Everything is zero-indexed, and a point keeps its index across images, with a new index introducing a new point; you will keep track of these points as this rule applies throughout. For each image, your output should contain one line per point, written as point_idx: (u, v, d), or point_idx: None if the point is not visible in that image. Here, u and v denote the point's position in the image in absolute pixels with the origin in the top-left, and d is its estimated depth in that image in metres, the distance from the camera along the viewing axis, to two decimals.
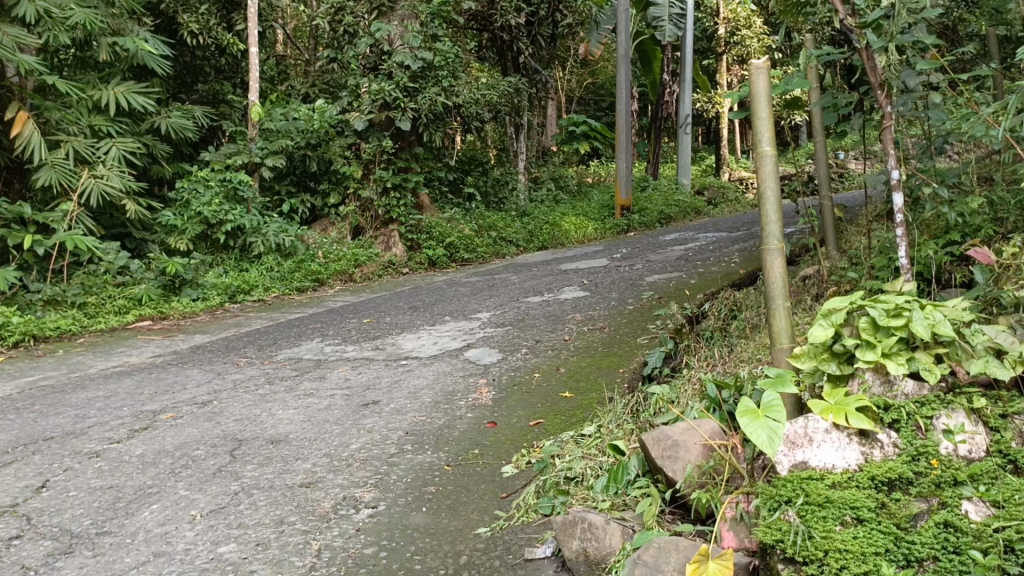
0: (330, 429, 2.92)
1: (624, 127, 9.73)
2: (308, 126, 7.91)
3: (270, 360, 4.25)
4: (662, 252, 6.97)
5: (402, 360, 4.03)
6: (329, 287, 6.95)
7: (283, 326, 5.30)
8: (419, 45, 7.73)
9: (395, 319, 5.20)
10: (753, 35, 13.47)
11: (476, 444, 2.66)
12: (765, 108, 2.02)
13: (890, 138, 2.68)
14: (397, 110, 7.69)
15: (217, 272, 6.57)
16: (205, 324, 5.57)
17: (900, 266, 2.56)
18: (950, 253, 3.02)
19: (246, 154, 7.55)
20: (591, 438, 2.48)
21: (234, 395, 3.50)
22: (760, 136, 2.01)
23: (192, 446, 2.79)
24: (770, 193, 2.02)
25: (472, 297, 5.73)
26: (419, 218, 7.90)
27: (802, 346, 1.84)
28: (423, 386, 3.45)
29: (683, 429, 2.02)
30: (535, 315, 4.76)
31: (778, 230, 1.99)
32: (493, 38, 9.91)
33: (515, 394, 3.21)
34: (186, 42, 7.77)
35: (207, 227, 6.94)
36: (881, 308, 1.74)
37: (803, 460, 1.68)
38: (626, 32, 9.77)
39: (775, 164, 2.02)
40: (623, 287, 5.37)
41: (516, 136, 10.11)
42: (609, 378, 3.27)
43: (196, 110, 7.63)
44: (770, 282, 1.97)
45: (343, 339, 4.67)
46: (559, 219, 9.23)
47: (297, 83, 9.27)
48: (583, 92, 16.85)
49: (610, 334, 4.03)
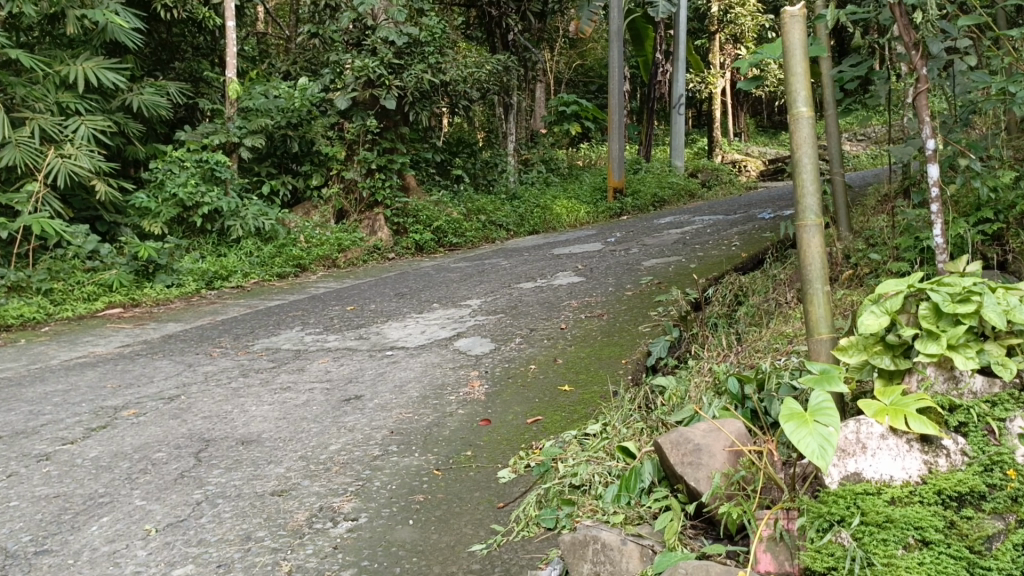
0: (307, 427, 2.66)
1: (616, 107, 9.47)
2: (288, 104, 7.58)
3: (245, 351, 3.98)
4: (658, 236, 6.71)
5: (387, 350, 3.76)
6: (311, 272, 6.65)
7: (261, 314, 5.02)
8: (404, 20, 7.44)
9: (380, 306, 4.93)
10: (746, 14, 13.33)
11: (469, 445, 2.41)
12: (801, 63, 1.77)
13: (923, 104, 2.43)
14: (381, 88, 7.37)
15: (193, 257, 6.29)
16: (179, 312, 5.27)
17: (936, 244, 2.37)
18: (981, 232, 2.81)
19: (223, 133, 7.28)
20: (596, 439, 2.24)
21: (204, 390, 3.22)
22: (796, 95, 1.76)
23: (154, 447, 2.53)
24: (806, 161, 1.77)
25: (462, 283, 5.47)
26: (405, 201, 7.61)
27: (848, 337, 1.58)
28: (410, 379, 3.19)
29: (705, 431, 1.76)
30: (528, 302, 4.50)
31: (816, 203, 1.75)
32: (481, 15, 9.60)
33: (510, 388, 2.95)
34: (161, 16, 7.45)
35: (183, 210, 6.64)
36: (945, 292, 1.48)
37: (855, 471, 1.42)
38: (619, 10, 9.48)
39: (812, 129, 1.77)
40: (620, 271, 5.12)
41: (505, 117, 9.82)
42: (611, 369, 3.02)
43: (170, 86, 7.29)
44: (806, 263, 1.72)
45: (325, 328, 4.40)
46: (550, 202, 8.94)
47: (278, 61, 8.94)
48: (572, 73, 16.53)
49: (609, 321, 3.77)
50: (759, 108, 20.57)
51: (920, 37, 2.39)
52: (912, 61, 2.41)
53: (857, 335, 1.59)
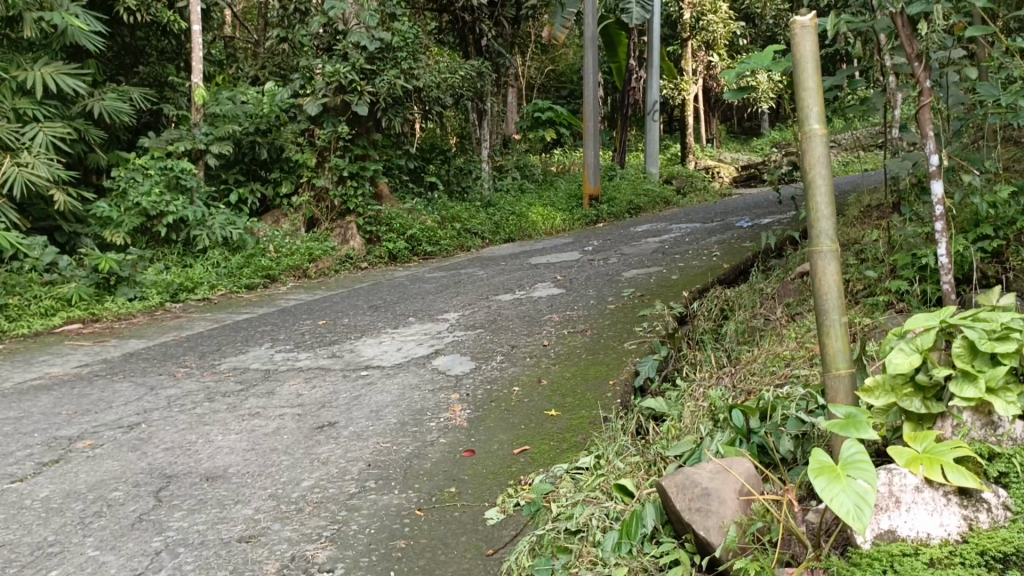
0: (278, 460, 2.48)
1: (592, 113, 9.36)
2: (257, 110, 7.37)
3: (211, 371, 3.78)
4: (636, 245, 6.59)
5: (362, 370, 3.59)
6: (281, 283, 6.44)
7: (228, 329, 4.81)
8: (375, 24, 7.29)
9: (354, 320, 4.75)
10: (719, 20, 13.32)
11: (452, 479, 2.25)
12: (813, 77, 1.63)
13: (926, 117, 2.28)
14: (353, 94, 7.21)
15: (157, 269, 6.06)
16: (142, 327, 5.05)
17: (940, 264, 2.27)
18: (981, 249, 2.70)
19: (189, 140, 7.05)
20: (591, 475, 2.10)
21: (166, 417, 3.03)
22: (808, 111, 1.62)
23: (110, 485, 2.35)
24: (820, 182, 1.63)
25: (438, 295, 5.30)
26: (378, 209, 7.43)
27: (873, 376, 1.45)
28: (387, 403, 3.03)
29: (713, 471, 1.63)
30: (508, 316, 4.35)
31: (830, 227, 1.61)
32: (454, 20, 9.44)
33: (494, 413, 2.79)
34: (123, 19, 7.20)
35: (147, 220, 6.41)
36: (981, 328, 1.37)
37: (889, 527, 1.30)
38: (594, 16, 9.37)
39: (825, 148, 1.64)
40: (601, 283, 5.00)
41: (479, 123, 9.66)
42: (599, 392, 2.87)
43: (133, 92, 7.06)
44: (822, 293, 1.59)
45: (295, 345, 4.22)
46: (526, 210, 8.79)
47: (246, 66, 8.71)
48: (545, 78, 16.41)
49: (593, 338, 3.63)
50: (730, 115, 20.60)
51: (924, 49, 2.28)
52: (914, 73, 2.28)
53: (882, 374, 1.46)
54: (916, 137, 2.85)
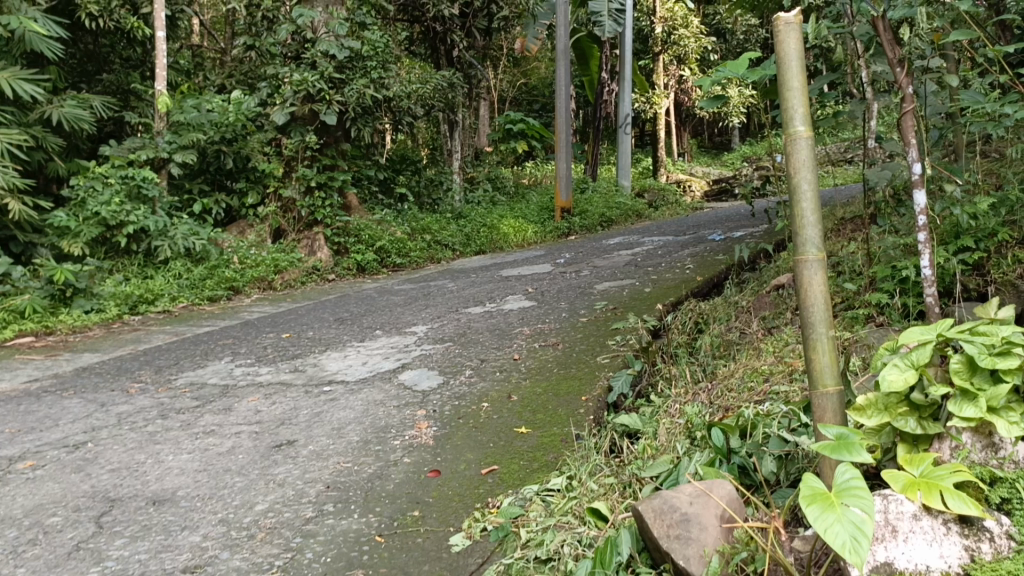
0: (231, 482, 2.34)
1: (564, 125, 9.30)
2: (223, 119, 7.18)
3: (167, 386, 3.62)
4: (608, 257, 6.51)
5: (325, 385, 3.45)
6: (245, 295, 6.26)
7: (188, 342, 4.64)
8: (345, 33, 7.20)
9: (318, 333, 4.60)
10: (690, 35, 13.40)
11: (415, 502, 2.12)
12: (798, 77, 1.55)
13: (910, 124, 2.18)
14: (322, 103, 7.09)
15: (116, 280, 5.88)
16: (98, 340, 4.86)
17: (923, 276, 2.21)
18: (962, 261, 2.65)
19: (151, 148, 6.86)
20: (562, 498, 1.98)
21: (115, 435, 2.87)
22: (792, 111, 1.54)
23: (48, 510, 2.20)
24: (805, 187, 1.54)
25: (406, 307, 5.17)
26: (347, 220, 7.28)
27: (865, 395, 1.38)
28: (350, 420, 2.89)
29: (692, 496, 1.54)
30: (478, 329, 4.23)
31: (816, 235, 1.52)
32: (425, 31, 9.36)
33: (462, 431, 2.67)
34: (86, 25, 7.01)
35: (106, 229, 6.21)
36: (981, 343, 1.31)
37: (885, 560, 1.20)
38: (566, 28, 9.32)
39: (811, 151, 1.55)
40: (573, 295, 4.91)
41: (450, 134, 9.55)
42: (571, 408, 2.76)
43: (94, 99, 6.87)
44: (808, 304, 1.50)
45: (257, 359, 4.06)
46: (497, 222, 8.68)
47: (213, 74, 8.55)
48: (516, 91, 16.38)
49: (564, 352, 3.53)
50: (700, 129, 20.72)
51: (907, 54, 2.19)
52: (896, 79, 2.20)
53: (875, 392, 1.39)
54: (897, 147, 2.78)
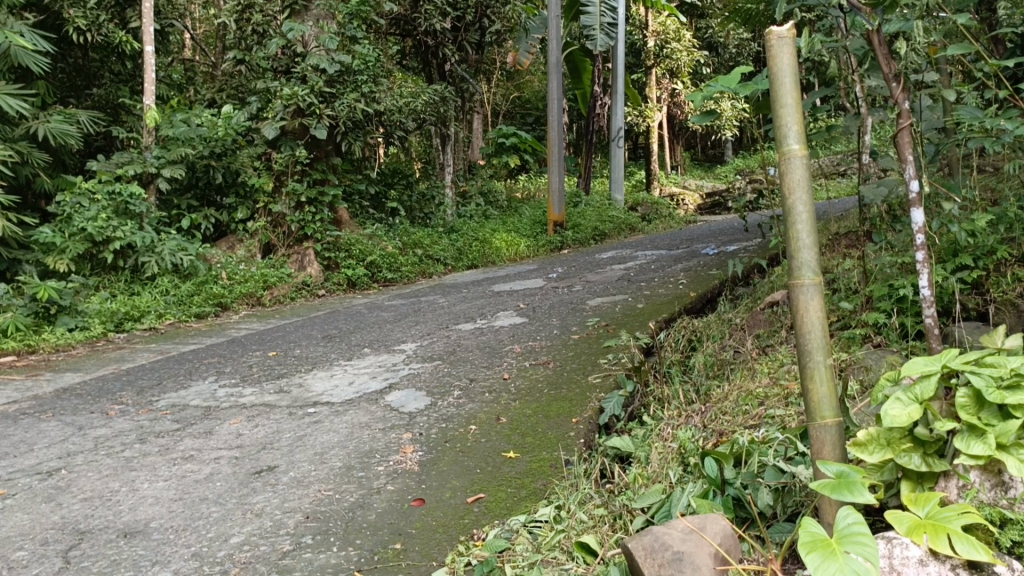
0: (206, 512, 2.25)
1: (557, 139, 9.24)
2: (212, 133, 7.10)
3: (147, 408, 3.52)
4: (601, 272, 6.43)
5: (309, 406, 3.36)
6: (233, 312, 6.16)
7: (172, 361, 4.54)
8: (336, 47, 7.16)
9: (306, 351, 4.51)
10: (683, 48, 13.42)
11: (397, 534, 2.04)
12: (791, 93, 1.48)
13: (906, 141, 2.10)
14: (312, 117, 7.03)
15: (101, 297, 5.79)
16: (80, 360, 4.76)
17: (922, 296, 2.13)
18: (961, 280, 2.58)
19: (138, 163, 6.78)
20: (550, 530, 1.90)
21: (91, 461, 2.78)
22: (786, 129, 1.47)
23: (14, 544, 2.12)
24: (800, 208, 1.47)
25: (396, 324, 5.08)
26: (337, 235, 7.20)
27: (867, 431, 1.31)
28: (333, 444, 2.80)
29: (684, 533, 1.47)
30: (468, 347, 4.15)
31: (812, 258, 1.44)
32: (417, 45, 9.32)
33: (448, 455, 2.59)
34: (73, 39, 6.93)
35: (92, 245, 6.13)
36: (988, 375, 1.24)
37: None
38: (558, 41, 9.28)
39: (806, 169, 1.48)
40: (564, 311, 4.83)
41: (442, 147, 9.49)
42: (561, 431, 2.67)
43: (80, 114, 6.79)
44: (804, 331, 1.43)
45: (241, 378, 3.97)
46: (489, 236, 8.61)
47: (203, 88, 8.48)
48: (510, 105, 16.36)
49: (556, 371, 3.45)
50: (693, 142, 20.75)
51: (901, 67, 2.09)
52: (892, 93, 2.11)
53: (876, 426, 1.33)
54: (892, 163, 2.71)
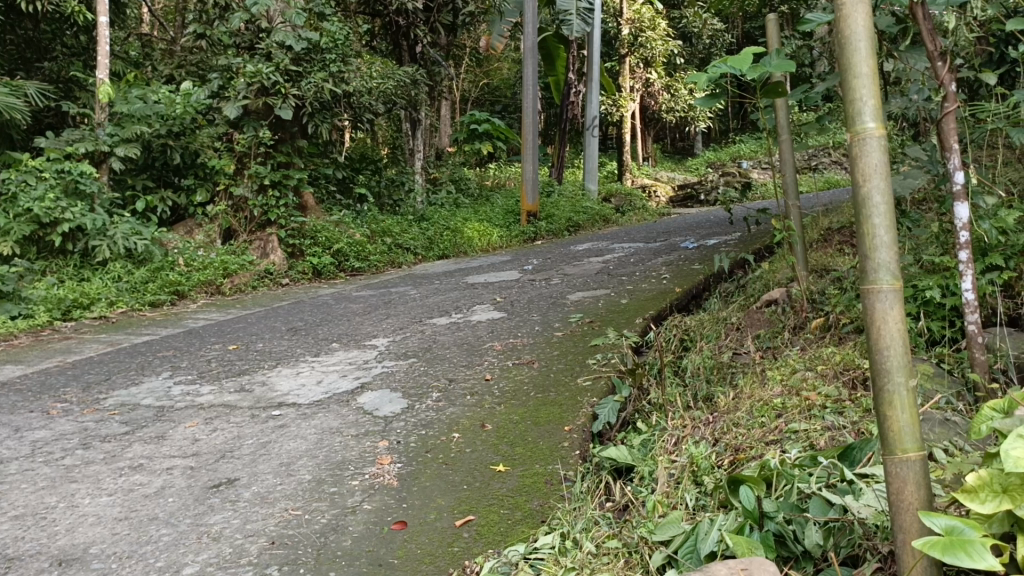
0: (155, 535, 1.97)
1: (531, 125, 8.97)
2: (169, 111, 6.73)
3: (93, 408, 3.20)
4: (578, 264, 6.20)
5: (273, 407, 3.07)
6: (190, 300, 5.80)
7: (123, 354, 4.21)
8: (302, 24, 6.81)
9: (269, 346, 4.20)
10: (657, 38, 13.26)
11: (377, 565, 1.78)
12: (867, 60, 1.23)
13: (950, 128, 1.87)
14: (276, 96, 6.66)
15: (47, 283, 5.41)
16: (22, 351, 4.39)
17: (964, 299, 1.90)
18: (991, 281, 2.38)
19: (91, 140, 6.36)
20: (555, 567, 1.65)
21: (25, 470, 2.47)
22: (860, 105, 1.22)
23: None
24: (877, 199, 1.23)
25: (365, 317, 4.79)
26: (302, 221, 6.88)
27: (976, 474, 1.13)
28: (301, 453, 2.52)
29: None
30: (444, 344, 3.88)
31: (890, 260, 1.21)
32: (387, 25, 8.96)
33: (430, 468, 2.33)
34: (21, 7, 6.48)
35: (39, 228, 5.73)
36: None
37: None
38: (534, 25, 9.00)
39: (881, 153, 1.23)
40: (544, 306, 4.59)
41: (413, 133, 9.16)
42: (554, 440, 2.42)
43: (28, 87, 6.36)
44: (881, 347, 1.19)
45: (199, 375, 3.65)
46: (460, 225, 8.32)
47: (161, 65, 8.06)
48: (479, 92, 16.03)
49: (542, 371, 3.19)
50: (663, 135, 20.63)
51: (948, 45, 1.85)
52: (938, 73, 1.87)
53: (988, 470, 1.14)
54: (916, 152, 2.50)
